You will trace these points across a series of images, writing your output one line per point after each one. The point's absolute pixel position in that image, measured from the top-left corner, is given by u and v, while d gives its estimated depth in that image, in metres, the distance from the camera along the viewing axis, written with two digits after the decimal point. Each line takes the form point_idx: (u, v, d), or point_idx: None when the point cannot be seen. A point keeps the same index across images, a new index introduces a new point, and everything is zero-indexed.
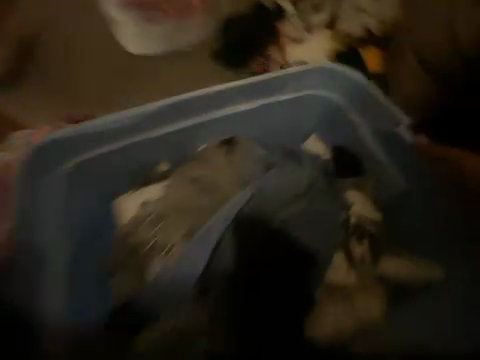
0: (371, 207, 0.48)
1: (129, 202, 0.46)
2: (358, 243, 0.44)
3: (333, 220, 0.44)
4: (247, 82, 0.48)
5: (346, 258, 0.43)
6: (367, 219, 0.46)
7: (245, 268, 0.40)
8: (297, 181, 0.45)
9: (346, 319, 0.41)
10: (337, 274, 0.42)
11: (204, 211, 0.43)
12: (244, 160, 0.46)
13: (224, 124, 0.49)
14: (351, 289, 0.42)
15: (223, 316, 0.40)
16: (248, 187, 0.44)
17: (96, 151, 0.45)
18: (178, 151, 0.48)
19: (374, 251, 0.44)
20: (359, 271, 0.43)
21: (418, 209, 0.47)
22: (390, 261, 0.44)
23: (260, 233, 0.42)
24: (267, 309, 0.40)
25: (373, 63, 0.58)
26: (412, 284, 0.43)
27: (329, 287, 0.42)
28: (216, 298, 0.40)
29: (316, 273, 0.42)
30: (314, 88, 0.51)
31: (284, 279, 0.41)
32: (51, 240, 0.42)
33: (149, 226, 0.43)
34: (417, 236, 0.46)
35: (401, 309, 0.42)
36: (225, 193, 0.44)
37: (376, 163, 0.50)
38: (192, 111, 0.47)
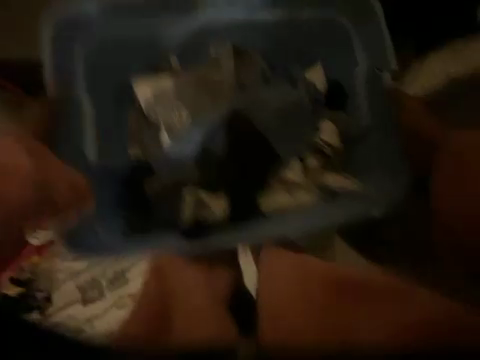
0: (336, 134, 0.58)
1: (146, 87, 0.58)
2: (314, 156, 0.57)
3: (303, 135, 0.57)
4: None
5: (301, 167, 0.56)
6: (329, 142, 0.57)
7: (226, 148, 0.53)
8: (282, 96, 0.56)
9: (293, 202, 0.55)
10: (292, 174, 0.56)
11: (204, 101, 0.56)
12: (246, 68, 0.58)
13: (231, 30, 0.61)
14: (298, 185, 0.56)
15: (208, 175, 0.54)
16: (238, 83, 0.57)
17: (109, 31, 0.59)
18: (184, 46, 0.61)
19: (325, 166, 0.57)
20: (308, 177, 0.56)
21: (375, 144, 0.57)
22: (333, 176, 0.56)
23: (243, 125, 0.54)
24: (241, 176, 0.54)
25: None
26: (348, 190, 0.55)
27: (285, 181, 0.56)
28: (204, 164, 0.54)
29: (276, 168, 0.55)
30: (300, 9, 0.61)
31: (255, 161, 0.55)
32: (84, 96, 0.58)
33: (161, 105, 0.57)
34: (367, 163, 0.57)
35: (341, 200, 0.54)
36: (229, 84, 0.56)
37: (357, 98, 0.59)
38: (200, 10, 0.60)
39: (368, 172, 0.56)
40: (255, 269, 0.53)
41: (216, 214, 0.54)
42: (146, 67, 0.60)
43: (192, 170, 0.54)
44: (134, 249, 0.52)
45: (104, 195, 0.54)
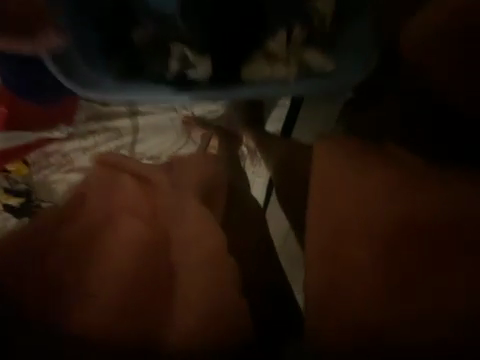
0: (330, 8, 0.54)
1: None
2: (300, 29, 0.55)
3: (296, 8, 0.55)
4: None
5: (285, 38, 0.54)
6: (320, 15, 0.54)
7: None
8: None
9: (274, 72, 0.53)
10: (275, 43, 0.54)
11: None
12: None
13: None
14: (278, 55, 0.54)
15: (194, 21, 0.53)
16: None
17: None
18: None
19: (309, 42, 0.54)
20: (291, 50, 0.54)
21: (369, 18, 0.51)
22: (313, 52, 0.53)
23: None
24: (224, 26, 0.53)
25: None
26: (328, 68, 0.52)
27: (267, 49, 0.54)
28: (191, 8, 0.53)
29: (265, 35, 0.54)
30: None
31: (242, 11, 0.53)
32: None
33: None
34: (356, 38, 0.52)
35: (321, 76, 0.52)
36: None
37: None
38: None
39: (352, 53, 0.52)
40: (264, 177, 0.60)
41: (199, 72, 0.54)
42: None
43: (176, 19, 0.55)
44: (112, 87, 0.51)
45: (86, 26, 0.53)
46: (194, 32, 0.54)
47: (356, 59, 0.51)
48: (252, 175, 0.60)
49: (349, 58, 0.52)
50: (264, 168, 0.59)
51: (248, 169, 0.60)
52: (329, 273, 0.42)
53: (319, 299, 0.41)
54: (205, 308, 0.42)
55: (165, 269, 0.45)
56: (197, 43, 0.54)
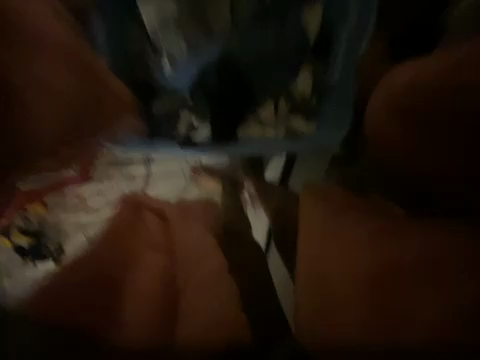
0: (308, 87, 0.67)
1: (153, 11, 0.66)
2: (284, 102, 0.67)
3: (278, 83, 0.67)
4: None
5: (273, 109, 0.67)
6: (300, 92, 0.67)
7: (213, 74, 0.66)
8: (265, 41, 0.67)
9: (263, 136, 0.65)
10: (265, 115, 0.67)
11: (202, 41, 0.68)
12: (239, 15, 0.67)
13: None
14: (267, 124, 0.67)
15: (198, 98, 0.66)
16: (232, 29, 0.67)
17: None
18: None
19: (291, 112, 0.67)
20: (277, 119, 0.67)
21: (339, 96, 0.63)
22: (297, 121, 0.66)
23: (229, 60, 0.67)
24: (223, 102, 0.66)
25: None
26: (306, 134, 0.65)
27: (257, 119, 0.66)
28: (195, 88, 0.66)
29: (253, 108, 0.67)
30: None
31: (237, 90, 0.66)
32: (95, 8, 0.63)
33: (167, 36, 0.68)
34: (330, 113, 0.64)
35: (301, 140, 0.63)
36: (223, 31, 0.68)
37: (332, 55, 0.65)
38: None
39: (327, 123, 0.63)
40: (265, 224, 0.60)
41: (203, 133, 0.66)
42: None
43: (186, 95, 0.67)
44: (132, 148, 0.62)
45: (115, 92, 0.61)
46: (198, 104, 0.66)
47: (331, 127, 0.63)
48: (253, 218, 0.60)
49: (323, 127, 0.64)
50: (264, 212, 0.60)
51: (250, 213, 0.61)
52: (322, 301, 0.48)
53: (313, 326, 0.48)
54: (207, 332, 0.49)
55: (175, 306, 0.50)
56: (201, 112, 0.66)
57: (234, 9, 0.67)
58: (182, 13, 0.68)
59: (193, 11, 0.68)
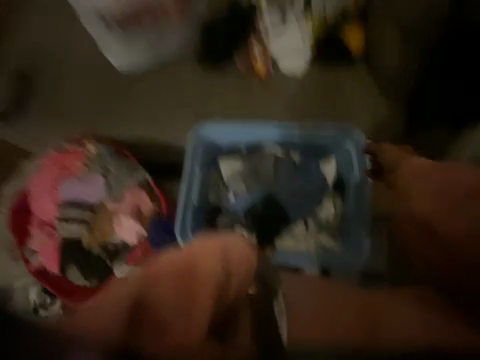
0: (331, 214, 0.88)
1: (228, 166, 0.93)
2: (312, 223, 0.87)
3: (306, 211, 0.89)
4: (290, 127, 0.91)
5: (303, 227, 0.87)
6: (325, 217, 0.88)
7: (261, 205, 0.89)
8: (300, 186, 0.90)
9: (297, 250, 0.83)
10: (296, 231, 0.86)
11: (255, 182, 0.91)
12: (283, 168, 0.91)
13: (280, 142, 0.92)
14: (299, 238, 0.85)
15: (249, 221, 0.87)
16: (278, 178, 0.91)
17: (213, 136, 0.93)
18: (255, 147, 0.93)
19: (318, 231, 0.86)
20: (308, 234, 0.86)
21: (353, 224, 0.87)
22: (325, 239, 0.86)
23: (274, 196, 0.90)
24: (266, 223, 0.87)
25: (354, 44, 0.89)
26: (333, 252, 0.84)
27: (291, 233, 0.86)
28: (248, 213, 0.88)
29: (288, 226, 0.87)
30: (324, 136, 0.90)
31: (277, 215, 0.88)
32: (191, 168, 0.91)
33: (235, 180, 0.92)
34: (348, 236, 0.86)
35: (329, 259, 0.82)
36: (272, 178, 0.91)
37: (346, 195, 0.89)
38: (259, 126, 0.91)
39: (347, 243, 0.86)
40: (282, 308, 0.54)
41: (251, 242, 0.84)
42: (229, 153, 0.94)
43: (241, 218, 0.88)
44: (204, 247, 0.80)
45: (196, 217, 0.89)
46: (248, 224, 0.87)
47: (348, 246, 0.85)
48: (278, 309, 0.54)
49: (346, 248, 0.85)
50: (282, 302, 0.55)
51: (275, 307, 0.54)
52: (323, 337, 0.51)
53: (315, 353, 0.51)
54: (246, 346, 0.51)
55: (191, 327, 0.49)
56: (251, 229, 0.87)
57: (277, 168, 0.91)
58: (246, 165, 0.92)
59: (250, 169, 0.92)
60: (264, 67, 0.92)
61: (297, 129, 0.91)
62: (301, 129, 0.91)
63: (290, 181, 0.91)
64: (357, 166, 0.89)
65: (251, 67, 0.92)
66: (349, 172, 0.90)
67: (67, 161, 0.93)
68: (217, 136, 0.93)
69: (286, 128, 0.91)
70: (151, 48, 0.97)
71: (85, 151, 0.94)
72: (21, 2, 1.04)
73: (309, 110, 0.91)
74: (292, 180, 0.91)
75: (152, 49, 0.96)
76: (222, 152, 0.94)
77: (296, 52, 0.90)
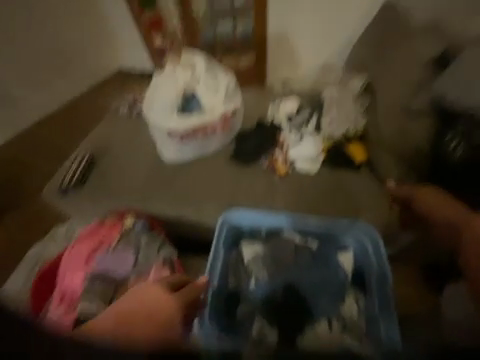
0: (352, 312, 0.85)
1: (248, 249, 0.97)
2: (334, 322, 0.80)
3: (328, 308, 0.85)
4: (309, 220, 1.02)
5: (326, 324, 0.79)
6: (347, 314, 0.84)
7: (281, 294, 0.88)
8: (319, 278, 0.90)
9: (319, 336, 0.72)
10: (319, 328, 0.76)
11: (275, 269, 0.92)
12: (302, 256, 0.94)
13: (299, 231, 1.00)
14: (322, 334, 0.74)
15: (267, 312, 0.83)
16: (296, 265, 0.93)
17: (242, 221, 1.03)
18: (275, 232, 1.00)
19: (343, 329, 0.77)
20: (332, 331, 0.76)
21: (381, 324, 0.78)
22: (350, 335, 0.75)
23: (292, 288, 0.89)
24: (284, 314, 0.83)
25: (359, 152, 1.07)
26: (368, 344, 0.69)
27: (315, 329, 0.76)
28: (266, 304, 0.85)
29: (310, 321, 0.79)
30: (341, 231, 0.98)
31: (297, 309, 0.84)
32: (220, 251, 0.97)
33: (255, 262, 0.94)
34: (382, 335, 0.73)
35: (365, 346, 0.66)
36: (290, 265, 0.93)
37: (367, 294, 0.88)
38: (281, 216, 1.03)
39: (377, 336, 0.74)
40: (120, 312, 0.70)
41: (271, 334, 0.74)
42: (251, 236, 0.99)
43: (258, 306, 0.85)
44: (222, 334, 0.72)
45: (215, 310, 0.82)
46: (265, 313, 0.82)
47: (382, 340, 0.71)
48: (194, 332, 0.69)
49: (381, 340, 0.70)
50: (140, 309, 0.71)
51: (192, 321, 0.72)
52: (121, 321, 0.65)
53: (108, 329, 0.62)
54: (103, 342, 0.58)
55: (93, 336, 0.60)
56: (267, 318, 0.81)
57: (298, 257, 0.94)
58: (266, 249, 0.96)
59: (271, 254, 0.95)
60: (285, 168, 1.13)
61: (312, 220, 1.02)
62: (315, 220, 1.02)
63: (312, 272, 0.92)
64: (376, 264, 0.91)
65: (274, 168, 1.13)
66: (368, 269, 0.91)
67: (104, 236, 0.99)
68: (238, 220, 1.03)
69: (305, 220, 1.02)
70: (198, 150, 1.22)
71: (123, 226, 1.03)
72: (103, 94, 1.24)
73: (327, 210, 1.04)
74: (311, 271, 0.92)
75: (198, 150, 1.22)
76: (246, 233, 1.00)
77: (312, 160, 1.11)
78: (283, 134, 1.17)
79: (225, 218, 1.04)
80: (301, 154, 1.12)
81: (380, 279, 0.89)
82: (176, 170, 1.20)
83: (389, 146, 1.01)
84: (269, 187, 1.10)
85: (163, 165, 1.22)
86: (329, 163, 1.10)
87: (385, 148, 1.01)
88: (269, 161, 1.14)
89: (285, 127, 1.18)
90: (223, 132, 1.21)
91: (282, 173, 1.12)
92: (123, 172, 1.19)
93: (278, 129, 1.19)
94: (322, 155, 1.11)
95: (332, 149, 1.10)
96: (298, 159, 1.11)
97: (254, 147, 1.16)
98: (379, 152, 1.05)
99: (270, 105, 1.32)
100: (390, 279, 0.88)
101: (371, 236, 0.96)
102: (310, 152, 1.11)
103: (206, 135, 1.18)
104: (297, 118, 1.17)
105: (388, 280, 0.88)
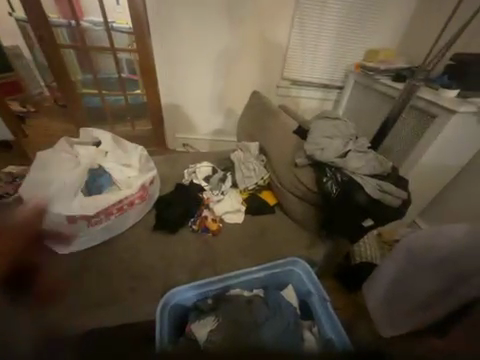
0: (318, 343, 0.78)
1: (199, 326, 0.82)
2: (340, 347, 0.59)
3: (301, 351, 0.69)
4: (248, 271, 1.01)
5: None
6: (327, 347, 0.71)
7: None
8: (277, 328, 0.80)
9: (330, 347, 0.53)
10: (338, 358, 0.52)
11: (230, 332, 0.77)
12: (255, 312, 0.84)
13: (243, 285, 0.98)
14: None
15: None
16: (252, 323, 0.80)
17: (188, 299, 0.92)
18: (219, 298, 0.91)
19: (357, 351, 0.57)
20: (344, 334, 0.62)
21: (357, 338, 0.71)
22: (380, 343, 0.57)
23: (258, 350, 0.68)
24: None
25: (270, 197, 1.31)
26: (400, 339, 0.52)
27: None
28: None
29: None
30: (276, 267, 1.03)
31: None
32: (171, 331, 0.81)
33: (208, 328, 0.80)
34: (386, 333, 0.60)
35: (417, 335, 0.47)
36: (246, 325, 0.80)
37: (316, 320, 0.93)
38: (219, 278, 0.97)
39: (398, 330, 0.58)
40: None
41: None
42: (198, 314, 0.87)
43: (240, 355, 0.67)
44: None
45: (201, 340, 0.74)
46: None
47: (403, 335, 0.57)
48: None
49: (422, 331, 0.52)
50: None
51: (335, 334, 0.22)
52: None
53: None
54: None
55: None
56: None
57: (253, 310, 0.85)
58: (215, 320, 0.82)
59: (225, 319, 0.81)
60: (216, 225, 1.15)
61: (252, 268, 1.01)
62: (255, 267, 1.03)
63: (272, 322, 0.82)
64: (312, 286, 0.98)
65: (206, 227, 1.13)
66: (309, 296, 0.99)
67: None
68: (179, 299, 0.89)
69: (245, 273, 1.00)
70: (109, 230, 0.99)
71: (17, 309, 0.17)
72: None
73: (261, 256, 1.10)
74: (269, 324, 0.81)
75: (111, 229, 1.00)
76: (196, 310, 0.89)
77: (237, 211, 1.23)
78: (206, 192, 1.24)
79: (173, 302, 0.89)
80: (227, 207, 1.22)
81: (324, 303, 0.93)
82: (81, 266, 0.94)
83: (287, 190, 1.17)
84: (202, 251, 1.07)
85: None
86: (251, 211, 1.25)
87: (286, 193, 1.18)
88: (198, 223, 1.14)
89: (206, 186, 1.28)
90: (141, 203, 1.06)
91: (215, 230, 1.14)
92: None
93: (201, 188, 1.26)
94: (244, 205, 1.26)
95: (250, 197, 1.28)
96: (228, 212, 1.21)
97: (179, 212, 1.14)
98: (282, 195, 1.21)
99: (185, 170, 1.44)
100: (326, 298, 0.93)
101: (297, 263, 1.03)
102: (234, 205, 1.23)
103: (121, 212, 0.98)
104: (216, 177, 1.31)
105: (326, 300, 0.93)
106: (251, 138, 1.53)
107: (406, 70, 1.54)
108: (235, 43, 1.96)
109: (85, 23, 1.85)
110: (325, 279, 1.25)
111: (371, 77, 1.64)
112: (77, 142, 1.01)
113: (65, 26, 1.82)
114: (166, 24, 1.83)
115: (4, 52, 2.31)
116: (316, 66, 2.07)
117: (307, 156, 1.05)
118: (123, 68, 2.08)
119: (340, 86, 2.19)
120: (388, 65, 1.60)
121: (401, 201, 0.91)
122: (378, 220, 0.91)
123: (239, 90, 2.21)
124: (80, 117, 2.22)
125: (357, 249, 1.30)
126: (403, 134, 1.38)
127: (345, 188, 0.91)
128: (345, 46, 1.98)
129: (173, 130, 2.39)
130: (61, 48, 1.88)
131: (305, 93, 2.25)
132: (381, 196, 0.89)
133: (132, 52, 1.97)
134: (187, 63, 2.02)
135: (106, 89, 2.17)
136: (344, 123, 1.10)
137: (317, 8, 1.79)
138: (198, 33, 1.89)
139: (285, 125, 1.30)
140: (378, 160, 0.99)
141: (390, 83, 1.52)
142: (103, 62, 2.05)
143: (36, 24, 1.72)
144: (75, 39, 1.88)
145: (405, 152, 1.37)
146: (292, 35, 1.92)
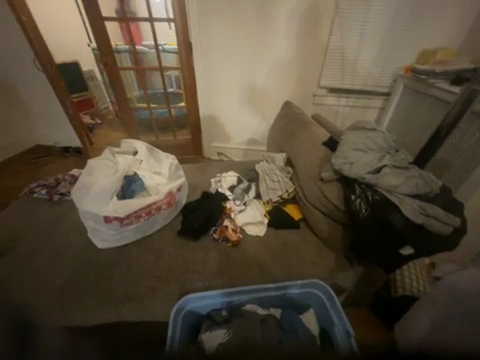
0: None
1: (209, 335, 0.81)
2: None
3: None
4: (263, 287, 0.95)
5: None
6: None
7: None
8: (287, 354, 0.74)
9: None
10: None
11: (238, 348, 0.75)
12: (267, 331, 0.81)
13: (258, 300, 0.94)
14: None
15: None
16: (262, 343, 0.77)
17: (199, 307, 0.92)
18: (233, 310, 0.90)
19: None
20: None
21: None
22: None
23: None
24: None
25: (294, 211, 1.26)
26: None
27: None
28: None
29: None
30: (295, 287, 0.94)
31: None
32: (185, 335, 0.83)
33: (219, 338, 0.79)
34: None
35: None
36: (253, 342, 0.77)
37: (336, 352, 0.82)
38: (232, 291, 0.93)
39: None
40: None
41: None
42: (209, 323, 0.88)
43: None
44: None
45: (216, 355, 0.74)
46: None
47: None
48: None
49: None
50: None
51: None
52: None
53: None
54: None
55: None
56: None
57: (265, 331, 0.81)
58: (225, 334, 0.80)
59: (235, 334, 0.79)
60: (236, 237, 1.15)
61: (268, 285, 0.94)
62: (271, 283, 0.97)
63: (282, 348, 0.76)
64: (335, 314, 0.87)
65: (226, 237, 1.14)
66: (331, 324, 0.89)
67: None
68: (193, 306, 0.90)
69: (259, 289, 0.94)
70: (139, 230, 1.11)
71: None
72: (61, 224, 1.22)
73: (281, 272, 1.03)
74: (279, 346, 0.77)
75: (141, 231, 1.11)
76: (207, 318, 0.90)
77: (259, 224, 1.21)
78: (229, 202, 1.28)
79: (182, 306, 0.89)
80: (249, 218, 1.21)
81: (347, 335, 0.80)
82: (114, 261, 1.05)
83: (311, 206, 1.11)
84: (221, 261, 1.08)
85: (97, 258, 1.06)
86: (274, 224, 1.22)
87: (310, 209, 1.12)
88: (219, 232, 1.16)
89: (229, 196, 1.32)
90: (167, 208, 1.15)
91: (235, 241, 1.13)
92: (43, 279, 0.98)
93: (224, 197, 1.29)
94: (266, 218, 1.24)
95: (273, 209, 1.26)
96: (249, 223, 1.21)
97: (203, 219, 1.18)
98: (307, 210, 1.15)
99: (212, 179, 1.51)
100: (351, 333, 0.79)
101: (318, 284, 0.93)
102: (256, 216, 1.22)
103: (149, 215, 1.08)
104: (239, 188, 1.35)
105: (351, 334, 0.79)
106: (280, 149, 1.51)
107: (472, 70, 1.30)
108: (270, 55, 1.98)
109: (141, 47, 2.13)
110: (355, 305, 1.13)
111: (425, 81, 1.43)
112: (117, 151, 1.16)
113: (126, 51, 2.13)
114: (207, 41, 1.96)
115: (82, 76, 2.83)
116: (358, 72, 1.92)
117: (335, 170, 0.98)
118: (171, 84, 2.32)
119: (386, 92, 1.99)
120: (446, 66, 1.37)
121: (452, 228, 0.76)
122: (420, 248, 0.77)
123: (274, 100, 2.22)
124: (133, 128, 2.55)
125: (399, 276, 1.13)
126: (463, 146, 1.16)
127: (377, 209, 0.80)
128: (393, 48, 1.79)
129: (210, 139, 2.53)
130: (121, 70, 2.20)
131: (344, 101, 2.12)
132: (423, 220, 0.75)
133: (178, 70, 2.19)
134: (225, 76, 2.12)
135: (154, 104, 2.44)
136: (379, 135, 1.00)
137: (359, 12, 1.67)
138: (236, 47, 1.97)
139: (314, 136, 1.25)
140: (422, 179, 0.85)
141: (448, 87, 1.30)
142: (154, 80, 2.32)
143: (104, 52, 2.07)
144: (133, 62, 2.19)
145: (466, 167, 1.15)
146: (331, 40, 1.82)
